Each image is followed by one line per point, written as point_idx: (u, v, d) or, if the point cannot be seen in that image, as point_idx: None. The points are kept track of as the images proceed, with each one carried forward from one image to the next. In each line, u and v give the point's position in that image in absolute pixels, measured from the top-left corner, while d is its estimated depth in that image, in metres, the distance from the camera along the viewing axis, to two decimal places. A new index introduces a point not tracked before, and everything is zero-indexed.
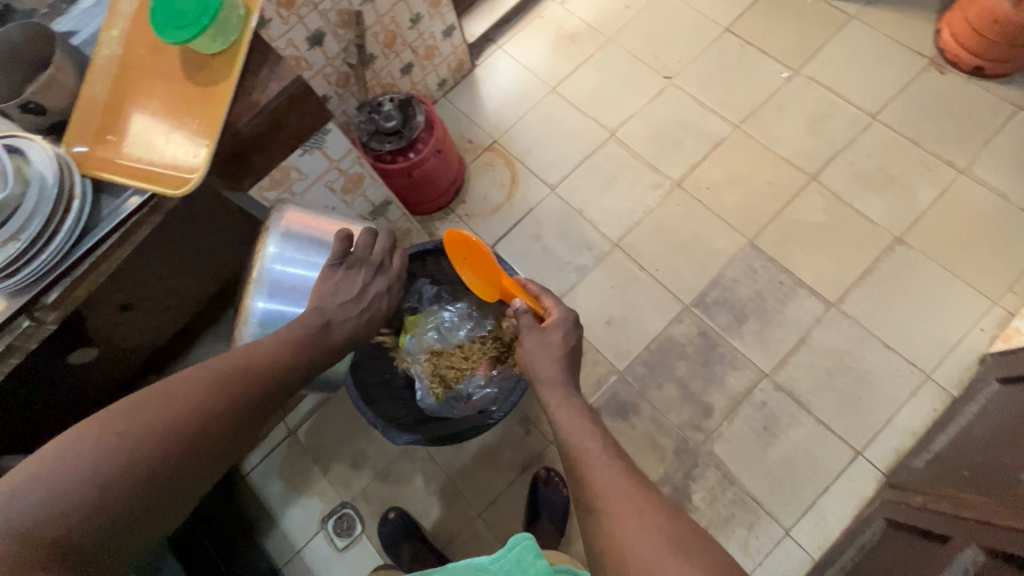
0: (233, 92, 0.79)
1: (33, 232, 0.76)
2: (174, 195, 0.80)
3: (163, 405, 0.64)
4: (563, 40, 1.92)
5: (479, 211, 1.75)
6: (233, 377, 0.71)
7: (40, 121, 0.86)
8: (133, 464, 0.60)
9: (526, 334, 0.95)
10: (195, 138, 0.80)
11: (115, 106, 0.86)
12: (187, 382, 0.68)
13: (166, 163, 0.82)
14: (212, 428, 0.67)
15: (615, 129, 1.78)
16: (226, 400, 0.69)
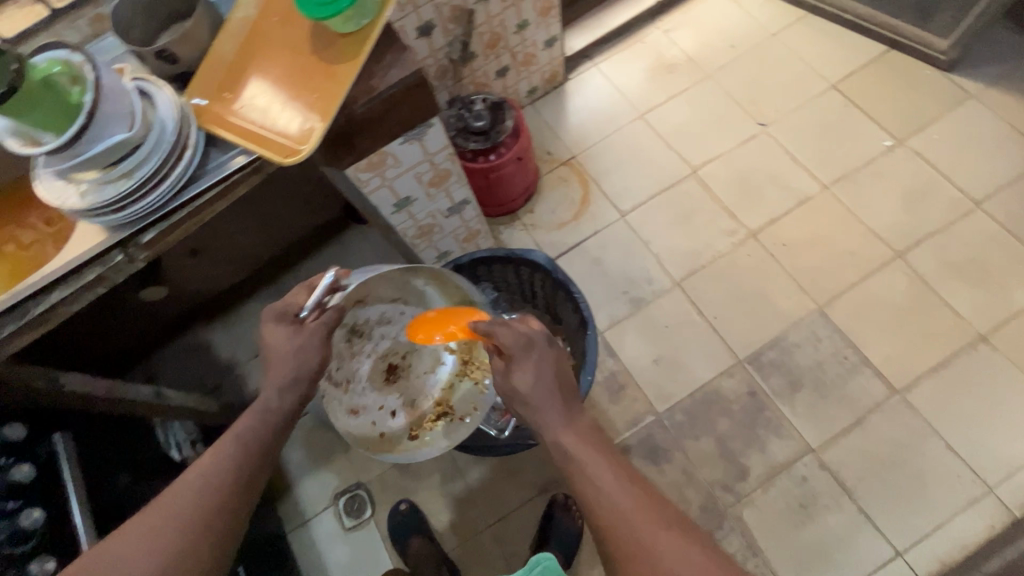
0: (355, 74, 0.80)
1: (144, 175, 0.79)
2: (280, 162, 0.82)
3: (160, 508, 0.72)
4: (660, 69, 1.89)
5: (545, 224, 1.73)
6: (213, 465, 0.76)
7: (168, 69, 0.89)
8: (148, 561, 0.67)
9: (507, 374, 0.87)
10: (310, 112, 0.82)
11: (239, 66, 0.89)
12: (173, 485, 0.74)
13: (277, 130, 0.84)
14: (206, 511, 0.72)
15: (698, 167, 1.74)
16: (212, 484, 0.74)
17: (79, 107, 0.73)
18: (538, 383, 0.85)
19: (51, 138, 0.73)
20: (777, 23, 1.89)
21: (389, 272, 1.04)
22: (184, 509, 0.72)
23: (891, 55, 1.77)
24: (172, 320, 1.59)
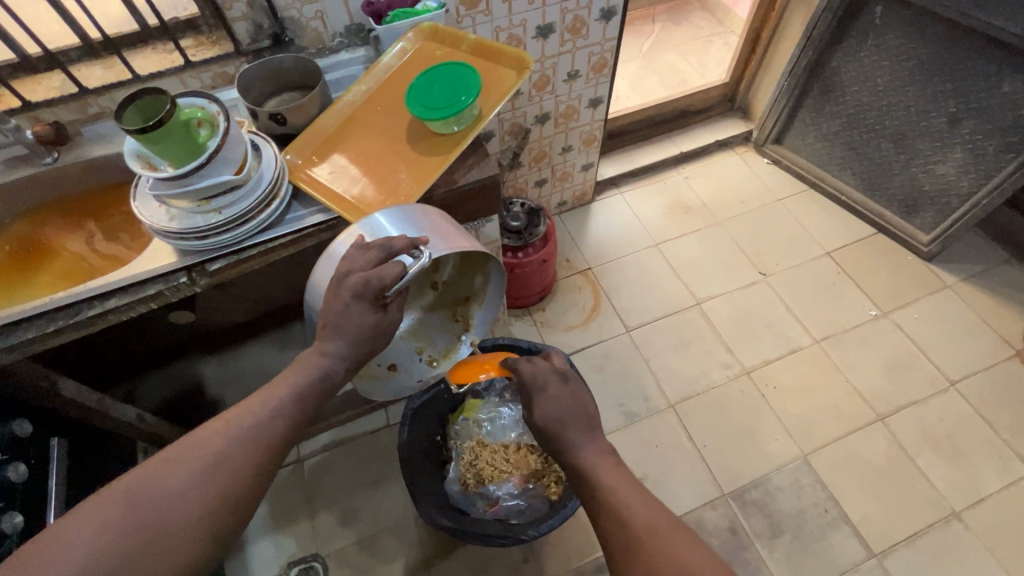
0: (444, 167, 0.93)
1: (234, 213, 0.88)
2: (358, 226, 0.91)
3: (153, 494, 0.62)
4: (678, 208, 2.10)
5: (554, 323, 1.82)
6: (213, 451, 0.68)
7: (275, 130, 1.00)
8: (167, 515, 0.62)
9: (547, 389, 0.88)
10: (395, 190, 0.93)
11: (336, 139, 1.01)
12: (167, 466, 0.65)
13: (361, 200, 0.94)
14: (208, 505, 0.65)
15: (702, 300, 1.87)
16: (212, 477, 0.66)
17: (202, 147, 0.83)
18: (569, 408, 0.86)
19: (170, 166, 0.82)
20: (783, 191, 2.14)
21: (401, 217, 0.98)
22: (185, 497, 0.64)
23: (878, 237, 2.01)
24: (176, 345, 1.59)
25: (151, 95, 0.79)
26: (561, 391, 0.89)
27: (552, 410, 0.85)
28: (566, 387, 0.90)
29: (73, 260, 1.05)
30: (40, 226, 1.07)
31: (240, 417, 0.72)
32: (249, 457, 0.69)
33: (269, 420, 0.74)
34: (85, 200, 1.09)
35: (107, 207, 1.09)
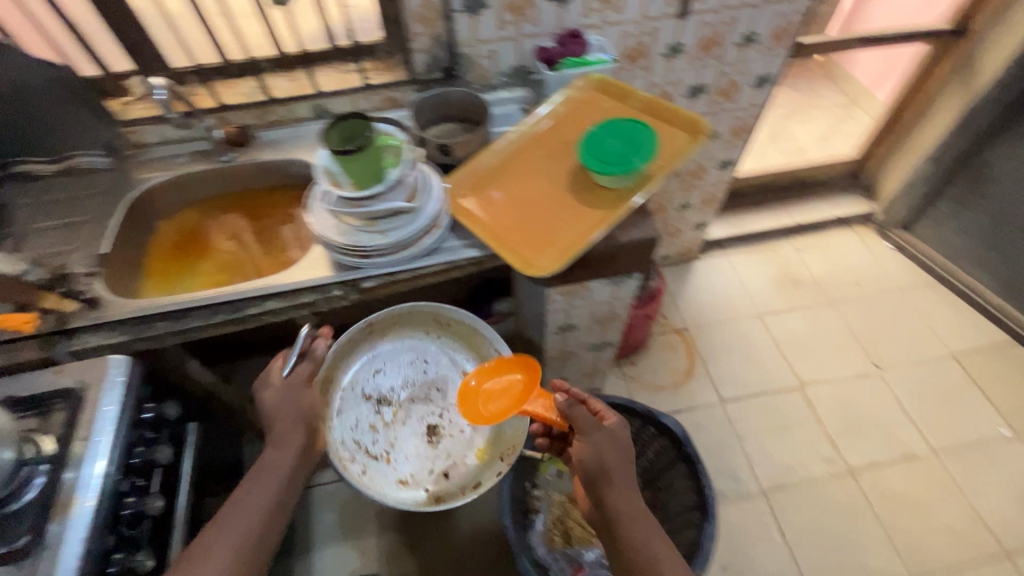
0: (610, 220, 0.89)
1: (397, 238, 0.90)
2: (515, 267, 0.88)
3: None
4: (787, 280, 2.00)
5: (644, 380, 1.76)
6: (227, 529, 0.74)
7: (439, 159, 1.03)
8: None
9: (593, 434, 0.84)
10: (553, 236, 0.91)
11: (495, 175, 1.01)
12: (189, 558, 0.72)
13: (518, 240, 0.92)
14: (238, 569, 0.72)
15: (806, 383, 1.75)
16: (234, 543, 0.73)
17: (385, 173, 0.85)
18: (611, 449, 0.84)
19: (348, 184, 0.86)
20: (906, 280, 2.00)
21: (331, 365, 1.06)
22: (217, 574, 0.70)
23: (1016, 348, 1.82)
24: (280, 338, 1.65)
25: (355, 119, 0.82)
26: (608, 446, 0.84)
27: (598, 454, 0.83)
28: (616, 439, 0.85)
29: (229, 257, 1.11)
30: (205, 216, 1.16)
31: (246, 491, 0.79)
32: (262, 515, 0.77)
33: (268, 490, 0.79)
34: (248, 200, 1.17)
35: (267, 211, 1.16)
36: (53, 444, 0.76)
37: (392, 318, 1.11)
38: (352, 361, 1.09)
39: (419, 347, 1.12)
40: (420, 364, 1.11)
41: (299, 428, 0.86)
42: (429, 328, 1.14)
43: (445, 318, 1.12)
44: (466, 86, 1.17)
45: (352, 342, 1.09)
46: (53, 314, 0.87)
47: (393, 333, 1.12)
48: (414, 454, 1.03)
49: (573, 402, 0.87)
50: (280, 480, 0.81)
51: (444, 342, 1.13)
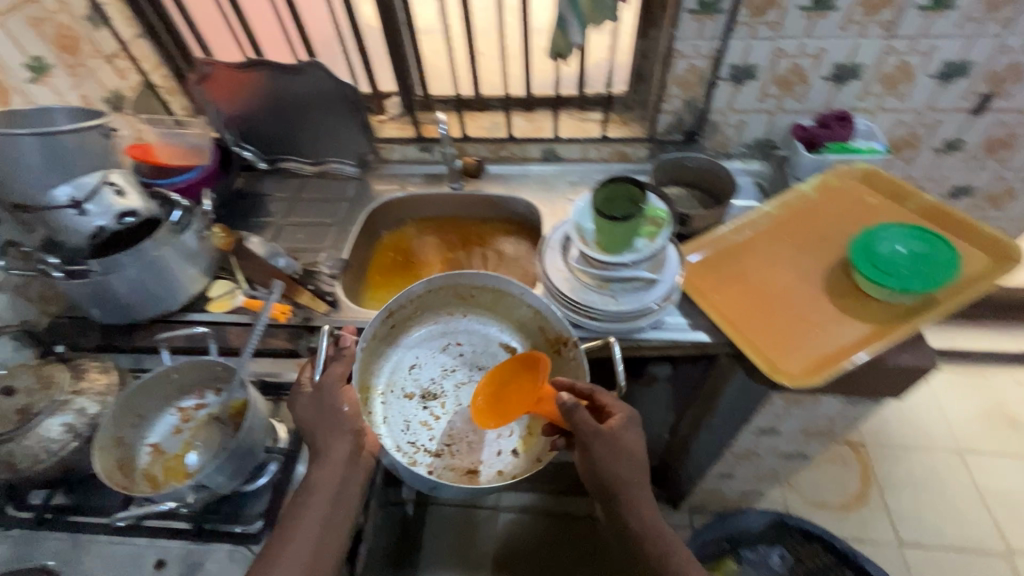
0: (885, 341, 0.77)
1: (630, 306, 0.84)
2: (758, 365, 0.79)
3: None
4: (1001, 416, 1.68)
5: (804, 491, 1.55)
6: (288, 548, 0.67)
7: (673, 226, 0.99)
8: None
9: (591, 439, 0.75)
10: (807, 339, 0.80)
11: (734, 254, 0.94)
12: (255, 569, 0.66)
13: (763, 333, 0.82)
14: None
15: (1015, 551, 1.44)
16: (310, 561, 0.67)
17: (637, 244, 0.82)
18: (623, 460, 0.77)
19: (594, 243, 0.84)
20: None
21: (365, 361, 0.88)
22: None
23: None
24: None
25: (633, 185, 0.79)
26: (616, 462, 0.77)
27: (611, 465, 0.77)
28: (630, 454, 0.77)
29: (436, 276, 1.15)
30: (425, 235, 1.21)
31: (307, 501, 0.70)
32: (326, 523, 0.70)
33: (326, 504, 0.70)
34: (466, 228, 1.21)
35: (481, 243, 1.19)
36: (287, 433, 0.81)
37: (411, 307, 0.92)
38: (384, 356, 0.92)
39: (451, 327, 0.97)
40: (454, 347, 0.96)
41: (348, 433, 0.74)
42: (452, 307, 0.97)
43: (479, 292, 0.94)
44: (704, 152, 1.12)
45: (377, 338, 0.90)
46: (303, 309, 0.95)
47: (415, 319, 0.95)
48: (473, 439, 0.87)
49: (576, 405, 0.74)
50: (333, 494, 0.71)
51: (472, 314, 0.97)
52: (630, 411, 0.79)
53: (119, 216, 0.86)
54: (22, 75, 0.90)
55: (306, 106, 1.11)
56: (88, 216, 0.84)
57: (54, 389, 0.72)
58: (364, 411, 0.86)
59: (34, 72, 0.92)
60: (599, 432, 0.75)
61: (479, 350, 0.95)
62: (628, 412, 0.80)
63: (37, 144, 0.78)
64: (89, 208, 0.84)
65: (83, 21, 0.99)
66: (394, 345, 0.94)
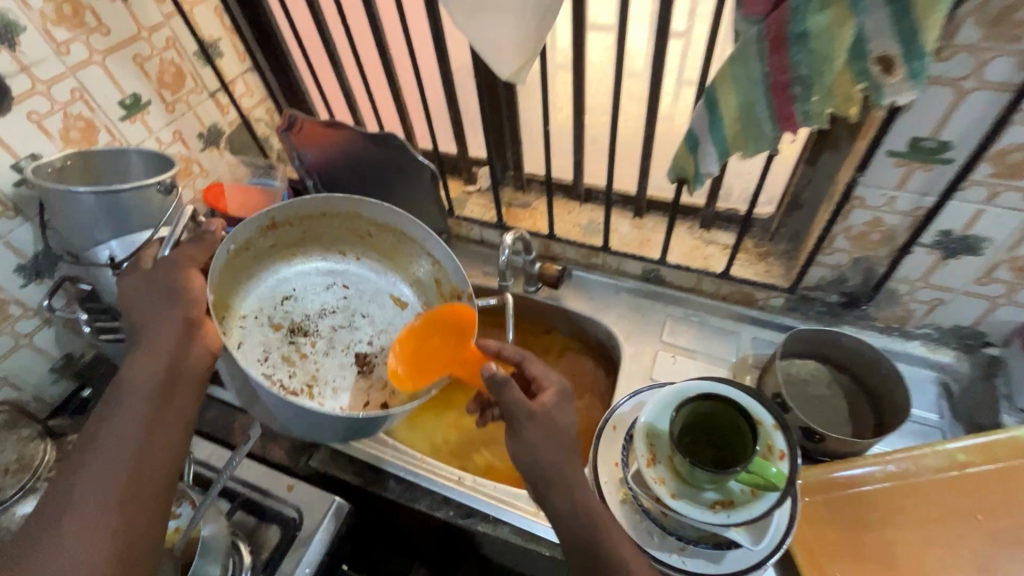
0: None
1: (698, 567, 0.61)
2: None
3: (59, 521, 0.50)
4: None
5: None
6: (96, 455, 0.54)
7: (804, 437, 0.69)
8: (85, 528, 0.50)
9: (523, 418, 0.63)
10: None
11: (879, 511, 0.65)
12: (52, 496, 0.52)
13: None
14: (123, 486, 0.53)
15: None
16: (114, 475, 0.53)
17: (733, 496, 0.57)
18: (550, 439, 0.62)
19: (665, 463, 0.60)
20: None
21: (229, 272, 0.77)
22: (99, 500, 0.51)
23: None
24: None
25: (744, 422, 0.56)
26: (549, 441, 0.63)
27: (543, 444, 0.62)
28: (564, 431, 0.64)
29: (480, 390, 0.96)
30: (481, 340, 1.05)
31: (120, 400, 0.58)
32: (139, 426, 0.56)
33: (148, 395, 0.58)
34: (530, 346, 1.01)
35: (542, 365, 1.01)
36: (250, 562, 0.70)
37: (299, 230, 0.84)
38: (257, 270, 0.82)
39: (341, 268, 0.89)
40: (339, 289, 0.87)
41: (178, 323, 0.63)
42: (344, 242, 0.88)
43: (377, 235, 0.87)
44: (867, 332, 0.83)
45: (252, 249, 0.80)
46: None
47: (303, 249, 0.87)
48: (343, 384, 0.79)
49: (508, 380, 0.62)
50: (155, 390, 0.59)
51: (365, 259, 0.90)
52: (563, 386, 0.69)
53: None
54: (114, 112, 0.88)
55: (386, 173, 1.01)
56: None
57: (35, 467, 0.67)
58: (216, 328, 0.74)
59: (128, 110, 0.90)
60: (533, 414, 0.63)
61: (368, 296, 0.88)
62: (560, 388, 0.69)
63: (94, 202, 0.74)
64: None
65: (192, 57, 0.97)
66: (272, 261, 0.84)
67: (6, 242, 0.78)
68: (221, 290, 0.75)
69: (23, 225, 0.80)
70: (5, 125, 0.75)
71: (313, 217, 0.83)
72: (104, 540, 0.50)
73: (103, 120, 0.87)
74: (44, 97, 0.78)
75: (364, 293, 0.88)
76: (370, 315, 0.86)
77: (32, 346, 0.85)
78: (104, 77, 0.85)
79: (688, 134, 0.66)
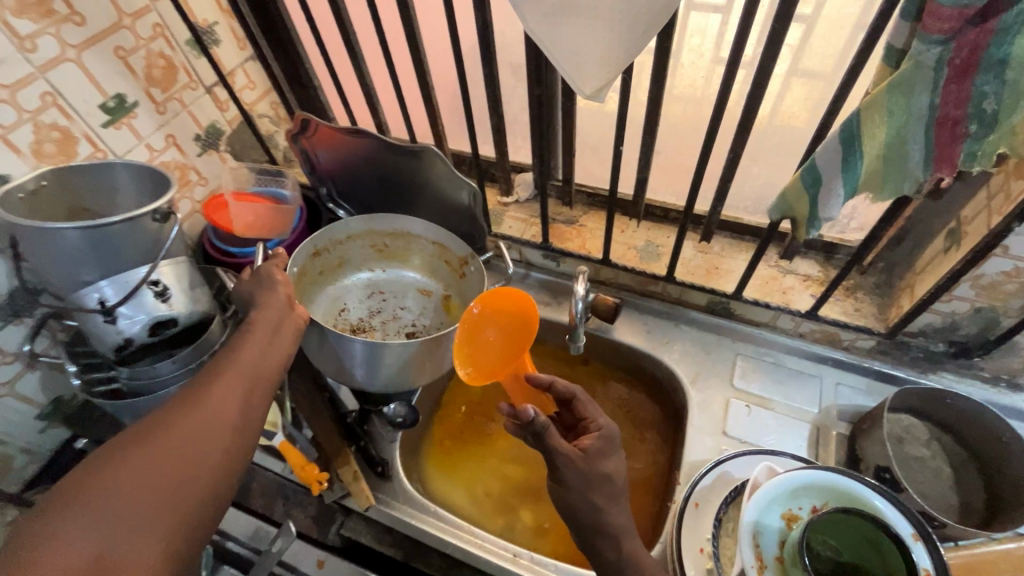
0: None
1: None
2: None
3: (174, 422, 0.47)
4: None
5: None
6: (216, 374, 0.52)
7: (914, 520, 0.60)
8: (188, 456, 0.45)
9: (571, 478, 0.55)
10: None
11: None
12: (154, 421, 0.47)
13: None
14: (231, 424, 0.49)
15: None
16: (223, 411, 0.50)
17: None
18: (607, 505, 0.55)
19: (775, 570, 0.50)
20: None
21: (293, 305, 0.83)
22: (207, 432, 0.48)
23: None
24: None
25: (858, 518, 0.47)
26: (597, 495, 0.56)
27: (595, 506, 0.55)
28: (610, 481, 0.56)
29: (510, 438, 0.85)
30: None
31: (226, 352, 0.56)
32: (252, 373, 0.54)
33: (260, 346, 0.57)
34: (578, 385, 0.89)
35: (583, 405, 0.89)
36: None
37: (334, 257, 0.90)
38: (309, 299, 0.89)
39: (372, 281, 0.94)
40: (373, 299, 0.93)
41: (283, 287, 0.65)
42: (371, 257, 0.94)
43: (392, 242, 0.92)
44: (969, 383, 0.73)
45: (301, 281, 0.86)
46: (341, 482, 0.70)
47: (341, 270, 0.93)
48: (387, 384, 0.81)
49: (547, 427, 0.54)
50: (270, 332, 0.59)
51: (393, 266, 0.95)
52: (612, 430, 0.60)
53: (155, 324, 0.70)
54: (95, 118, 0.74)
55: (414, 184, 0.89)
56: (119, 322, 0.67)
57: None
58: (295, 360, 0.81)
59: (112, 113, 0.76)
60: (573, 460, 0.55)
61: (397, 294, 0.94)
62: (609, 432, 0.60)
63: (81, 239, 0.62)
64: (124, 313, 0.67)
65: (184, 46, 0.83)
66: (319, 288, 0.91)
67: None
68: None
69: None
70: None
71: (342, 241, 0.89)
72: (203, 475, 0.45)
73: (82, 128, 0.73)
74: (11, 106, 0.65)
75: (399, 294, 0.94)
76: (404, 307, 0.92)
77: (15, 394, 0.74)
78: (82, 76, 0.71)
79: (807, 168, 0.54)
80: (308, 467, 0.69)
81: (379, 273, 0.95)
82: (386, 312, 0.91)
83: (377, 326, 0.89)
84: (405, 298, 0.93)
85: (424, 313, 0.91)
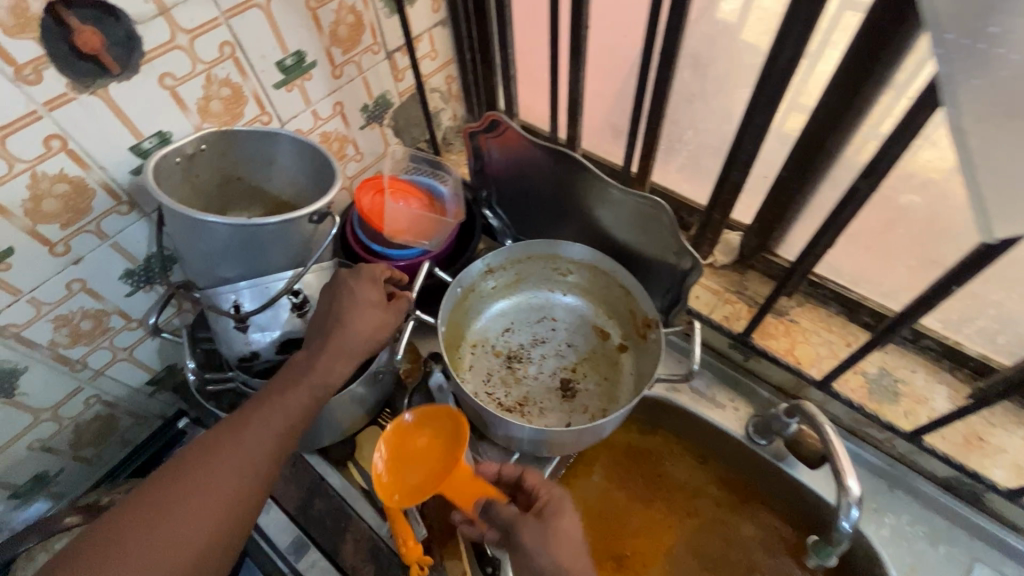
0: None
1: None
2: None
3: (166, 497, 0.44)
4: None
5: None
6: (207, 464, 0.46)
7: None
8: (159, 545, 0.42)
9: None
10: None
11: None
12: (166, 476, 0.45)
13: None
14: (181, 544, 0.43)
15: None
16: (184, 529, 0.43)
17: None
18: None
19: None
20: None
21: (456, 310, 0.74)
22: (172, 541, 0.43)
23: None
24: None
25: None
26: None
27: None
28: None
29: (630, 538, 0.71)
30: (645, 465, 0.75)
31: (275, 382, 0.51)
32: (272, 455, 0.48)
33: (303, 380, 0.51)
34: (715, 494, 0.73)
35: (727, 525, 0.71)
36: None
37: (521, 270, 0.77)
38: (480, 309, 0.78)
39: (555, 304, 0.79)
40: (550, 324, 0.78)
41: (364, 296, 0.56)
42: (556, 281, 0.79)
43: (583, 273, 0.76)
44: None
45: (477, 287, 0.75)
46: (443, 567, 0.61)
47: (524, 286, 0.79)
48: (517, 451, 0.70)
49: None
50: (335, 338, 0.53)
51: (581, 299, 0.78)
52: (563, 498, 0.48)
53: (287, 339, 0.60)
54: (269, 76, 0.63)
55: (603, 220, 0.71)
56: (250, 332, 0.58)
57: None
58: (448, 355, 0.74)
59: (288, 73, 0.65)
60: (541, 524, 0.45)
61: (579, 331, 0.78)
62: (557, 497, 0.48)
63: (233, 235, 0.52)
64: (257, 323, 0.58)
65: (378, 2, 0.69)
66: (495, 300, 0.79)
67: (114, 243, 0.58)
68: (448, 330, 0.73)
69: (137, 223, 0.59)
70: (127, 93, 0.52)
71: (527, 258, 0.76)
72: None
73: (253, 87, 0.62)
74: (187, 54, 0.54)
75: (579, 334, 0.78)
76: (580, 350, 0.77)
77: (132, 359, 0.68)
78: (266, 27, 0.59)
79: None
80: (400, 518, 0.58)
81: (566, 300, 0.79)
82: (559, 350, 0.77)
83: (541, 361, 0.76)
84: (588, 341, 0.77)
85: (601, 363, 0.75)
